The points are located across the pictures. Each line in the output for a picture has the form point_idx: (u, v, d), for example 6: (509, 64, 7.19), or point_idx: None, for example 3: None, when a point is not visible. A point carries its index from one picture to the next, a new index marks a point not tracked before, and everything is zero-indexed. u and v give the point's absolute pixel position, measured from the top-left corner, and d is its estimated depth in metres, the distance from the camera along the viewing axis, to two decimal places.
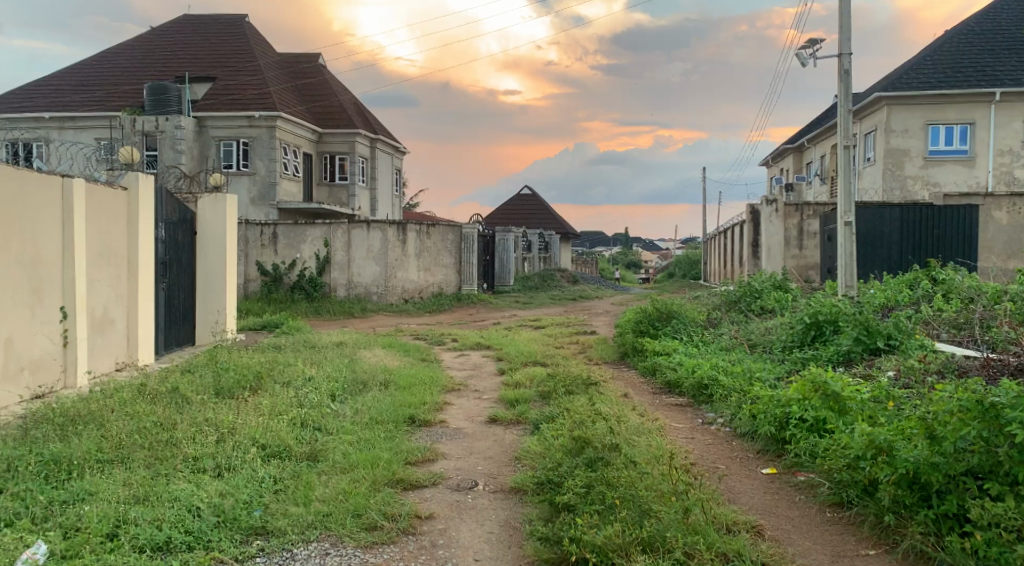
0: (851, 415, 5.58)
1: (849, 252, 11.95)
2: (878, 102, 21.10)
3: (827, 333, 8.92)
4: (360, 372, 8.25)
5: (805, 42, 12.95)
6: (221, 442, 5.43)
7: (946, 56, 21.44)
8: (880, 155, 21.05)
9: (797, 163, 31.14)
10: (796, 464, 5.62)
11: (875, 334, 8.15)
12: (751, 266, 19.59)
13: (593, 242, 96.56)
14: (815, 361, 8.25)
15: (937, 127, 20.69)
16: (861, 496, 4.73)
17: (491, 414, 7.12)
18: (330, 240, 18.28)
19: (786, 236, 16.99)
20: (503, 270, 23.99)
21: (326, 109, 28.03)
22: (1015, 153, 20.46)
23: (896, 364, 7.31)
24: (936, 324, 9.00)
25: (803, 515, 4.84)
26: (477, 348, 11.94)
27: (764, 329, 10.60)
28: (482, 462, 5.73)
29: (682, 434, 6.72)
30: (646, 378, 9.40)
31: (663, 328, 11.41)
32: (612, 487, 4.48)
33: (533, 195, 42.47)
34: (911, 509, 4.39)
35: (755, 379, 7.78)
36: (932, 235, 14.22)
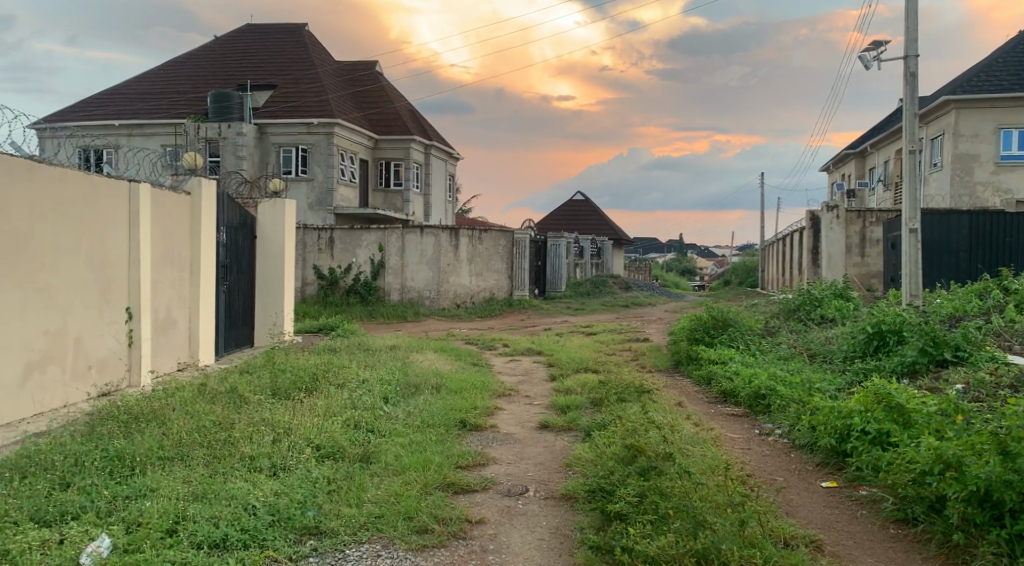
0: (916, 428, 5.39)
1: (913, 261, 11.61)
2: (946, 106, 20.44)
3: (891, 343, 8.61)
4: (413, 375, 8.31)
5: (869, 45, 12.74)
6: (277, 443, 5.51)
7: (1019, 59, 20.62)
8: (948, 160, 20.39)
9: (860, 168, 30.44)
10: (857, 478, 5.45)
11: (942, 344, 7.84)
12: (810, 274, 19.15)
13: (646, 248, 95.77)
14: (878, 372, 8.02)
15: (1008, 131, 19.96)
16: (927, 513, 4.55)
17: (543, 420, 7.09)
18: (385, 245, 18.54)
19: (847, 243, 16.54)
20: (555, 275, 24.01)
21: (382, 116, 28.41)
22: None
23: (964, 376, 7.03)
24: (1008, 336, 8.62)
25: (865, 531, 4.68)
26: (529, 354, 11.91)
27: (824, 339, 10.32)
28: (534, 469, 5.69)
29: (739, 444, 6.59)
30: (701, 387, 9.26)
31: (719, 337, 11.21)
32: (665, 496, 4.40)
33: (586, 201, 42.41)
34: (981, 528, 4.20)
35: (815, 390, 7.57)
36: (1003, 243, 13.67)
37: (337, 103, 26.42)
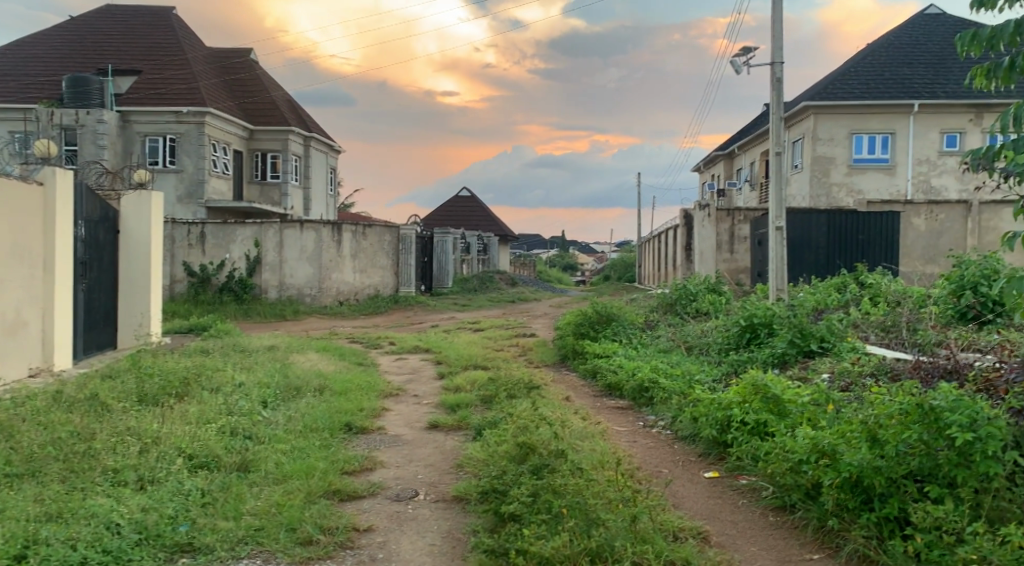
0: (791, 418, 5.60)
1: (779, 257, 12.10)
2: (805, 111, 21.66)
3: (762, 336, 8.98)
4: (294, 377, 7.96)
5: (739, 51, 13.28)
6: (144, 453, 5.11)
7: (869, 68, 22.05)
8: (808, 162, 21.60)
9: (728, 169, 31.83)
10: (738, 468, 5.62)
11: (809, 336, 8.25)
12: (684, 270, 19.85)
13: (531, 244, 97.04)
14: (751, 363, 8.35)
15: (860, 136, 21.34)
16: (803, 500, 4.72)
17: (432, 419, 6.96)
18: (261, 240, 17.81)
19: (718, 239, 17.06)
20: (442, 271, 23.90)
21: (257, 105, 27.28)
22: (932, 163, 21.28)
23: (830, 366, 7.42)
24: (865, 327, 9.15)
25: (746, 519, 4.83)
26: (415, 352, 11.69)
27: (700, 331, 10.68)
28: (423, 471, 5.56)
29: (625, 437, 6.67)
30: (587, 381, 9.38)
31: (603, 331, 11.39)
32: (558, 494, 4.38)
33: (472, 197, 42.37)
34: (852, 512, 4.40)
35: (695, 382, 7.80)
36: (857, 240, 14.59)
37: (208, 91, 25.14)
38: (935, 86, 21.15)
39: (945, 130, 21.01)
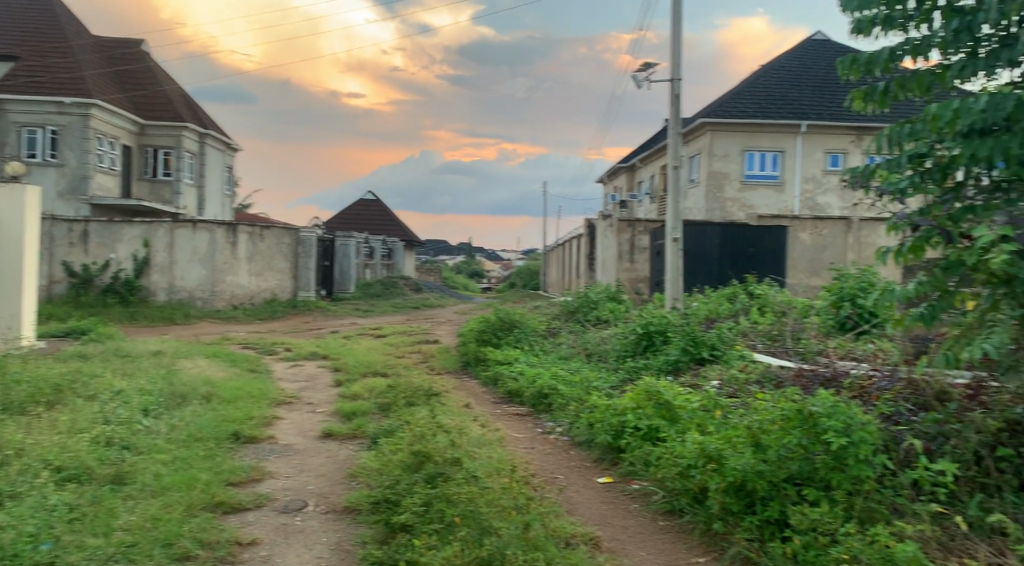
0: (681, 423, 5.75)
1: (676, 267, 12.43)
2: (702, 127, 22.41)
3: (657, 343, 9.17)
4: (179, 384, 7.58)
5: (640, 65, 13.60)
6: (5, 466, 4.74)
7: (761, 88, 23.03)
8: (704, 176, 22.39)
9: (630, 181, 32.61)
10: (630, 473, 5.71)
11: (701, 344, 8.51)
12: (587, 278, 20.15)
13: (436, 249, 96.66)
14: (646, 370, 8.53)
15: (753, 153, 22.25)
16: (691, 504, 4.83)
17: (325, 428, 6.77)
18: (150, 240, 17.02)
19: (619, 249, 17.14)
20: (344, 275, 23.23)
21: (149, 99, 26.07)
22: (817, 181, 22.44)
23: (719, 373, 7.67)
24: (753, 335, 9.50)
25: (637, 524, 4.90)
26: (312, 358, 11.36)
27: (600, 338, 10.86)
28: (313, 481, 5.39)
29: (522, 444, 6.68)
30: (487, 388, 9.37)
31: (505, 338, 11.37)
32: (451, 503, 4.33)
33: (376, 200, 41.87)
34: (736, 515, 4.53)
35: (592, 388, 7.90)
36: (748, 253, 15.20)
37: (95, 82, 23.85)
38: (820, 109, 22.30)
39: (829, 150, 22.16)
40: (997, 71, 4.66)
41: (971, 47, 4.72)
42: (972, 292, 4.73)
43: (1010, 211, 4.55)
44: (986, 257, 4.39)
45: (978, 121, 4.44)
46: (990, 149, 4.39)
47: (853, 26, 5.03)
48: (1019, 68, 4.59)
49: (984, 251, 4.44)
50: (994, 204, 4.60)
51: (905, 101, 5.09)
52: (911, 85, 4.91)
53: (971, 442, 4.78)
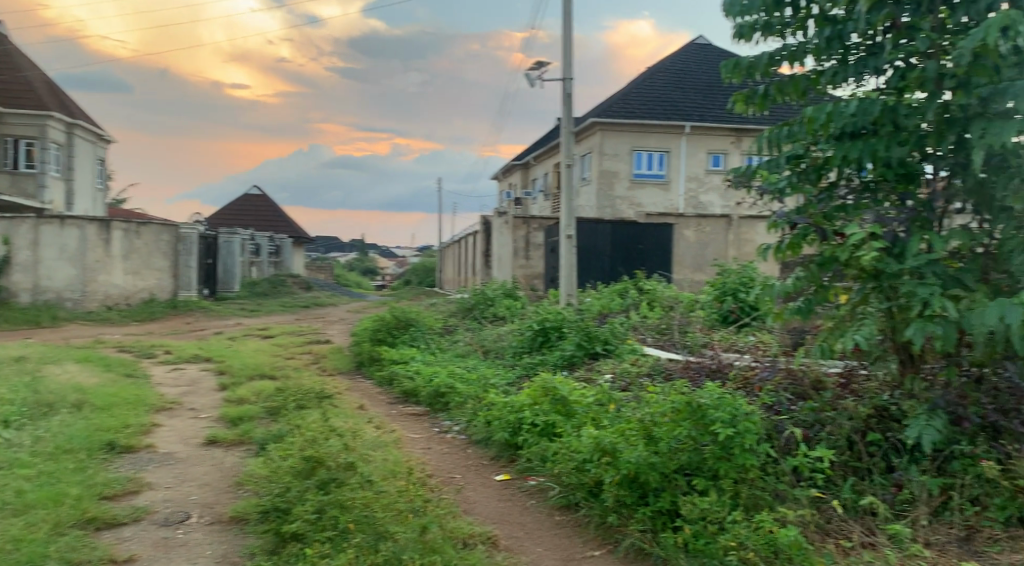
0: (577, 418, 5.81)
1: (570, 264, 12.59)
2: (592, 126, 22.83)
3: (553, 339, 9.26)
4: (46, 393, 7.06)
5: (532, 64, 13.70)
6: None
7: (647, 89, 23.66)
8: (595, 175, 22.85)
9: (523, 178, 32.89)
10: (527, 469, 5.73)
11: (594, 339, 8.66)
12: (483, 275, 20.18)
13: (328, 246, 94.58)
14: (542, 365, 8.59)
15: (640, 153, 22.88)
16: (587, 498, 4.88)
17: (210, 434, 6.47)
18: (11, 238, 16.02)
19: (514, 246, 17.18)
20: (228, 274, 22.43)
21: (9, 87, 24.28)
22: (700, 181, 23.28)
23: (611, 367, 7.82)
24: (643, 329, 9.73)
25: (534, 520, 4.92)
26: (194, 362, 10.85)
27: (496, 335, 10.88)
28: (197, 491, 5.13)
29: (419, 444, 6.60)
30: (382, 388, 9.20)
31: (400, 336, 11.20)
32: (345, 509, 4.21)
33: (263, 195, 40.59)
34: (630, 507, 4.60)
35: (489, 386, 7.88)
36: (636, 249, 15.65)
37: None
38: (703, 111, 23.12)
39: (711, 151, 23.07)
40: (865, 78, 4.94)
41: (842, 55, 4.99)
42: (845, 286, 5.01)
43: (877, 210, 4.81)
44: (857, 253, 4.62)
45: (849, 125, 4.68)
46: (860, 152, 4.65)
47: (735, 31, 5.22)
48: (885, 76, 4.86)
49: (856, 247, 4.66)
50: (863, 204, 4.88)
51: (782, 104, 5.32)
52: (788, 89, 5.15)
53: (844, 427, 5.05)
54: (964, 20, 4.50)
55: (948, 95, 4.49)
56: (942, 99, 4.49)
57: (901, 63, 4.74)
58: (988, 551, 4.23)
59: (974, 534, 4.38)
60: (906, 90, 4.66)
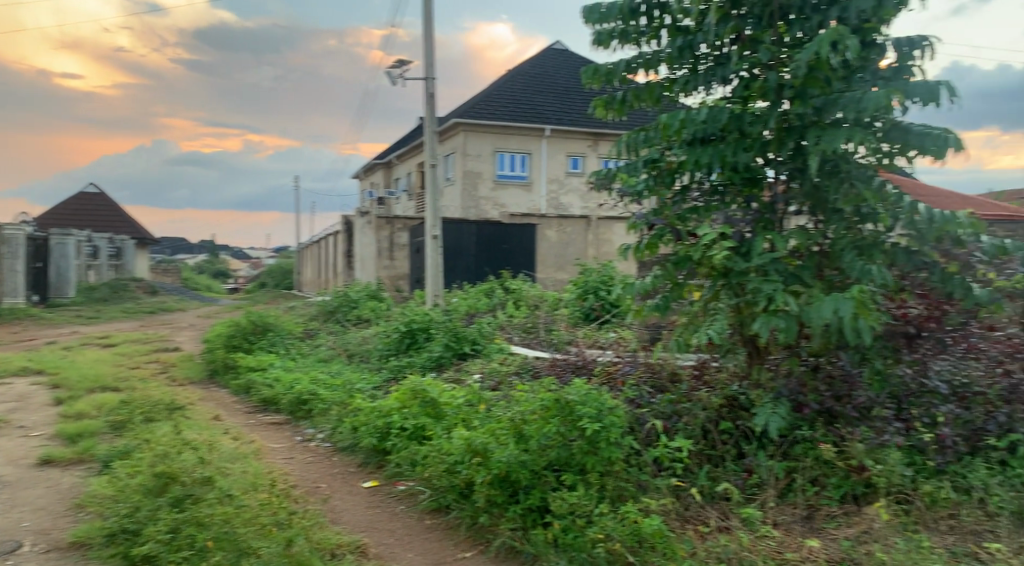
0: (447, 420, 5.77)
1: (435, 265, 12.56)
2: (455, 127, 22.86)
3: (420, 340, 9.20)
4: None
5: (394, 63, 13.55)
6: None
7: (508, 91, 23.97)
8: (458, 175, 22.89)
9: (385, 178, 32.48)
10: (396, 474, 5.65)
11: (462, 340, 8.69)
12: (345, 276, 19.76)
13: (176, 248, 89.54)
14: (409, 367, 8.51)
15: (503, 154, 23.15)
16: (458, 500, 4.87)
17: (44, 454, 5.96)
18: None
19: (378, 246, 16.90)
20: (61, 278, 20.75)
21: None
22: (561, 182, 23.85)
23: (480, 367, 7.87)
24: (510, 329, 9.86)
25: (404, 526, 4.87)
26: (24, 375, 9.97)
27: (360, 339, 10.68)
28: (30, 517, 4.72)
29: (281, 455, 6.36)
30: (239, 397, 8.81)
31: (258, 342, 10.78)
32: (203, 527, 4.01)
33: (101, 194, 37.95)
34: (501, 506, 4.64)
35: (355, 391, 7.72)
36: (501, 249, 15.79)
37: None
38: (562, 114, 23.72)
39: (570, 153, 23.69)
40: (713, 87, 5.21)
41: (692, 64, 5.25)
42: (698, 283, 5.22)
43: (725, 212, 5.08)
44: (709, 252, 4.88)
45: (700, 130, 4.94)
46: (710, 156, 4.91)
47: (594, 37, 5.38)
48: (730, 85, 5.16)
49: (708, 246, 4.92)
50: (713, 206, 5.15)
51: (638, 110, 5.52)
52: (644, 95, 5.35)
53: (699, 418, 5.33)
54: (799, 35, 4.85)
55: (787, 104, 4.82)
56: (782, 108, 4.82)
57: (745, 73, 5.04)
58: (826, 527, 4.56)
59: (815, 513, 4.72)
60: (750, 99, 4.97)
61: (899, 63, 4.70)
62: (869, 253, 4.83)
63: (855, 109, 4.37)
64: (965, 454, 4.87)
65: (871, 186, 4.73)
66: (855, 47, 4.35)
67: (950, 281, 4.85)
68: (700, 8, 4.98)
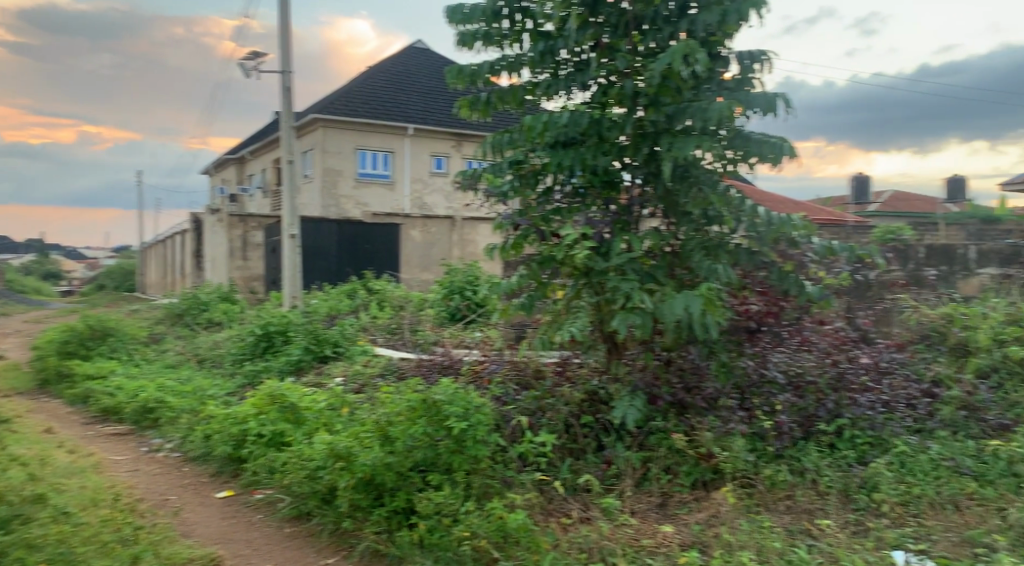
0: (308, 425, 5.59)
1: (294, 265, 12.18)
2: (313, 123, 22.23)
3: (277, 344, 8.89)
4: None
5: (248, 54, 13.03)
6: None
7: (370, 89, 23.59)
8: (317, 173, 22.27)
9: (239, 174, 31.12)
10: (253, 482, 5.43)
11: (323, 342, 8.48)
12: (194, 277, 18.76)
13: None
14: (267, 372, 8.19)
15: (365, 152, 22.82)
16: (320, 506, 4.74)
17: None
18: None
19: (230, 246, 16.11)
20: None
21: None
22: (424, 182, 23.76)
23: (342, 370, 7.69)
24: (374, 330, 9.71)
25: (262, 535, 4.69)
26: None
27: (212, 343, 10.17)
28: None
29: (124, 467, 5.96)
30: (75, 408, 8.16)
31: (96, 348, 10.04)
32: (34, 548, 3.70)
33: None
34: (365, 510, 4.56)
35: (207, 398, 7.34)
36: (364, 249, 15.58)
37: None
38: (425, 113, 23.63)
39: (434, 153, 23.71)
40: (573, 92, 5.37)
41: (553, 68, 5.38)
42: (561, 283, 5.37)
43: (586, 213, 5.25)
44: (571, 252, 5.02)
45: (562, 134, 5.06)
46: (572, 159, 5.06)
47: (458, 38, 5.40)
48: (589, 91, 5.33)
49: (570, 246, 5.06)
50: (575, 207, 5.31)
51: (502, 112, 5.60)
52: (507, 98, 5.44)
53: (562, 413, 5.48)
54: (652, 45, 5.07)
55: (642, 111, 5.04)
56: (637, 115, 5.04)
57: (603, 80, 5.22)
58: (679, 513, 4.79)
59: (668, 500, 4.96)
60: (608, 105, 5.16)
61: (741, 75, 5.02)
62: (715, 254, 5.15)
63: (702, 118, 4.64)
64: (799, 439, 5.27)
65: (716, 191, 5.02)
66: (703, 59, 4.60)
67: (787, 279, 5.22)
68: (561, 14, 5.12)
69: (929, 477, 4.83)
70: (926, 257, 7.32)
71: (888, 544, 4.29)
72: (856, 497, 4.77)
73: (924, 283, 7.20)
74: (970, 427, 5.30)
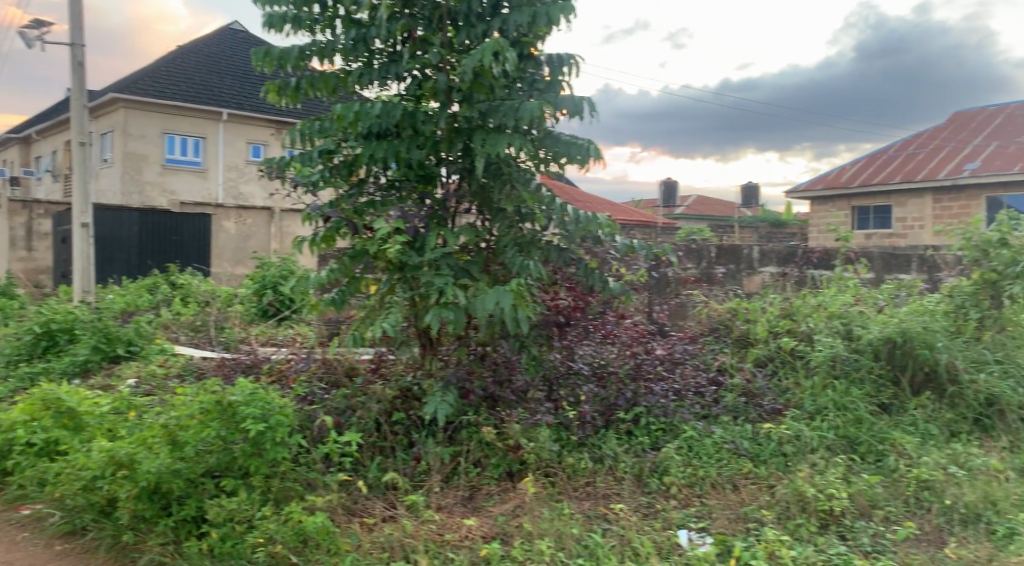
0: (88, 431, 5.08)
1: (85, 256, 11.13)
2: (112, 103, 20.44)
3: (61, 343, 8.08)
4: None
5: (32, 22, 11.73)
6: None
7: (179, 69, 22.06)
8: (117, 157, 20.55)
9: (24, 156, 28.01)
10: (20, 497, 4.92)
11: (115, 341, 7.83)
12: None
13: None
14: (47, 375, 7.41)
15: (173, 136, 21.24)
16: (97, 519, 4.38)
17: None
18: None
19: (11, 236, 14.49)
20: None
21: None
22: (239, 171, 22.61)
23: (135, 371, 7.11)
24: (175, 328, 9.07)
25: (27, 556, 4.27)
26: None
27: None
28: None
29: None
30: None
31: None
32: None
33: None
34: (150, 521, 4.27)
35: None
36: (169, 241, 14.52)
37: None
38: (241, 98, 22.44)
39: (251, 140, 22.58)
40: (388, 83, 5.27)
41: (367, 57, 5.27)
42: (374, 278, 5.27)
43: (400, 207, 5.17)
44: (384, 247, 4.95)
45: (375, 125, 4.95)
46: (385, 151, 4.97)
47: (265, 19, 5.16)
48: (404, 83, 5.26)
49: (383, 241, 4.98)
50: (389, 200, 5.22)
51: (314, 99, 5.40)
52: (318, 84, 5.24)
53: (373, 411, 5.39)
54: (466, 41, 5.09)
55: (456, 106, 5.04)
56: (451, 110, 5.02)
57: (417, 72, 5.17)
58: (485, 505, 4.87)
59: (476, 493, 5.02)
60: (422, 98, 5.10)
61: (551, 77, 5.15)
62: (527, 250, 5.25)
63: (513, 117, 4.73)
64: (600, 427, 5.52)
65: (528, 188, 5.13)
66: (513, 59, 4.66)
67: (592, 275, 5.39)
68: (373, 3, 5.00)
69: (713, 459, 5.23)
70: (716, 257, 7.85)
71: (674, 524, 4.60)
72: (648, 481, 5.07)
73: (713, 281, 7.81)
74: (749, 412, 5.80)
